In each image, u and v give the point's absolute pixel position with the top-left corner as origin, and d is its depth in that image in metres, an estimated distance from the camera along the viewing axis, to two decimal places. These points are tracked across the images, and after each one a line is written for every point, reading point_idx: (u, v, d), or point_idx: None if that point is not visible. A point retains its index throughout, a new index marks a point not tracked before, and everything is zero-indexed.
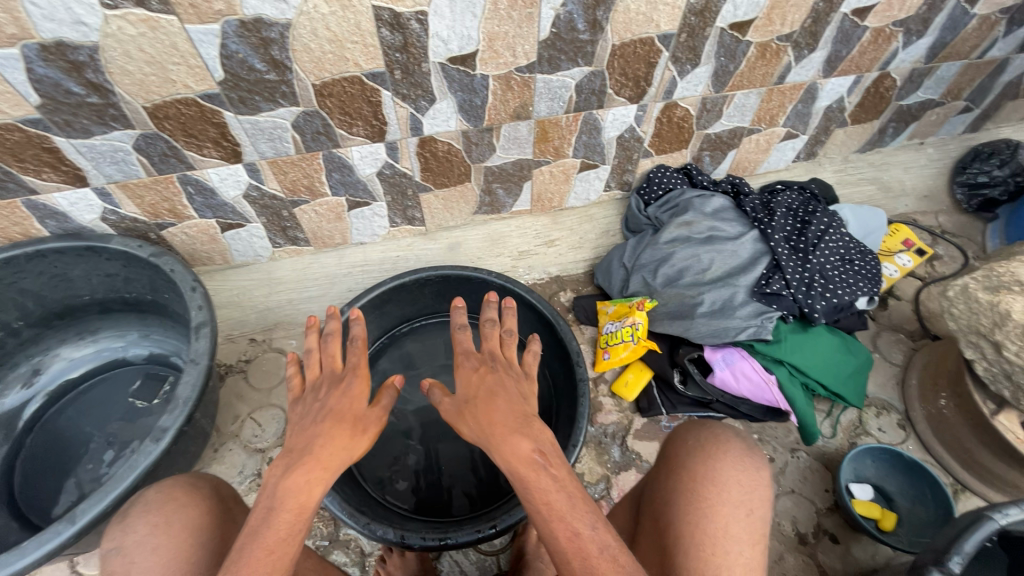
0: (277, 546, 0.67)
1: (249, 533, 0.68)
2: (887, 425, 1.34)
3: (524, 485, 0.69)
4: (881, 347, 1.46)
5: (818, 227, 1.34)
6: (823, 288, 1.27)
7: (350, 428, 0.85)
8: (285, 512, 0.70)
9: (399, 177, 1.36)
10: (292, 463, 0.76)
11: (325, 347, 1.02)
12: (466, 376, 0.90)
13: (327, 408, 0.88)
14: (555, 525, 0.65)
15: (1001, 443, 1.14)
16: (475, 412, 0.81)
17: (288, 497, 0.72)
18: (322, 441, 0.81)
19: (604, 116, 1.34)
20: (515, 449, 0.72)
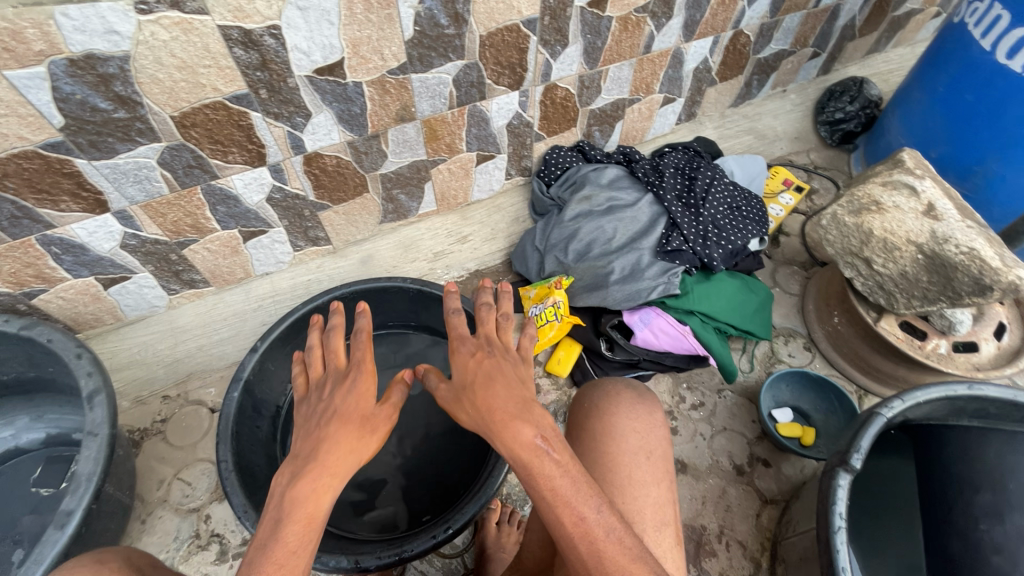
0: (286, 560, 0.60)
1: (256, 550, 0.61)
2: (796, 350, 1.47)
3: (526, 469, 0.63)
4: (780, 280, 1.58)
5: (704, 181, 1.44)
6: (718, 237, 1.36)
7: (357, 428, 0.79)
8: (293, 525, 0.63)
9: (291, 200, 1.31)
10: (299, 470, 0.70)
11: (327, 344, 0.96)
12: (462, 364, 0.80)
13: (332, 409, 0.81)
14: (558, 512, 0.60)
15: (886, 344, 1.27)
16: (480, 395, 0.72)
17: (296, 508, 0.65)
18: (330, 445, 0.74)
19: (489, 106, 1.35)
20: (512, 437, 0.65)
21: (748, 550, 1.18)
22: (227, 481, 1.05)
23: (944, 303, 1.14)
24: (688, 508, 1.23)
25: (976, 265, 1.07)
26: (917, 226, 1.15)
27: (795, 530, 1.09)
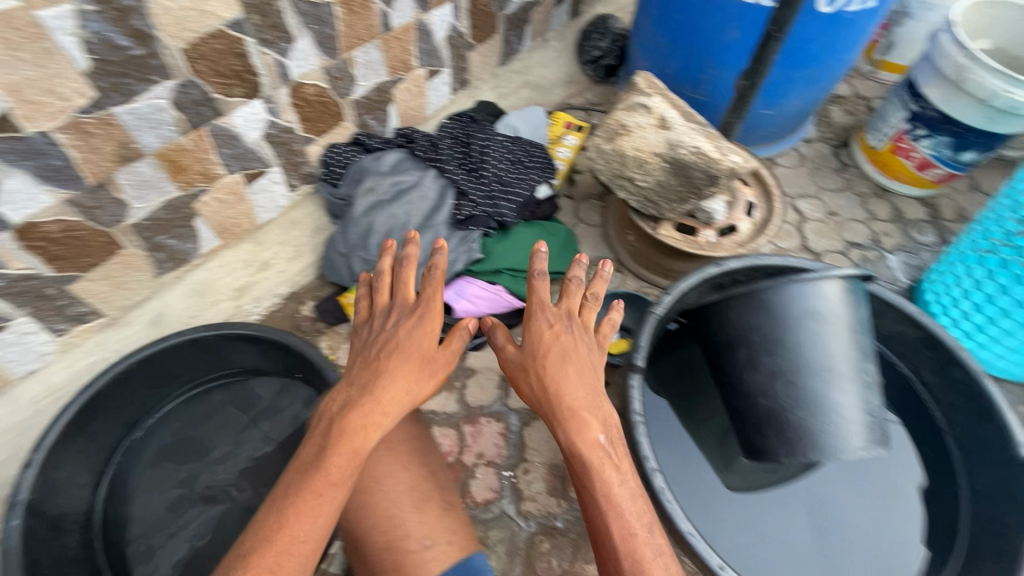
0: (323, 491, 0.77)
1: (301, 476, 0.79)
2: (610, 274, 1.59)
3: (590, 460, 0.79)
4: (582, 216, 1.70)
5: (480, 144, 1.48)
6: (506, 193, 1.41)
7: (417, 367, 0.91)
8: (338, 457, 0.80)
9: (21, 283, 1.12)
10: (352, 404, 0.86)
11: (400, 273, 1.03)
12: (545, 337, 0.89)
13: (395, 342, 0.93)
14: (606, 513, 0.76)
15: (668, 247, 1.42)
16: (549, 375, 0.86)
17: (343, 441, 0.81)
18: (387, 381, 0.88)
19: (232, 122, 1.25)
20: (583, 435, 0.80)
21: None
22: None
23: (694, 199, 1.30)
24: (547, 449, 1.30)
25: (703, 160, 1.23)
26: (656, 139, 1.30)
27: None
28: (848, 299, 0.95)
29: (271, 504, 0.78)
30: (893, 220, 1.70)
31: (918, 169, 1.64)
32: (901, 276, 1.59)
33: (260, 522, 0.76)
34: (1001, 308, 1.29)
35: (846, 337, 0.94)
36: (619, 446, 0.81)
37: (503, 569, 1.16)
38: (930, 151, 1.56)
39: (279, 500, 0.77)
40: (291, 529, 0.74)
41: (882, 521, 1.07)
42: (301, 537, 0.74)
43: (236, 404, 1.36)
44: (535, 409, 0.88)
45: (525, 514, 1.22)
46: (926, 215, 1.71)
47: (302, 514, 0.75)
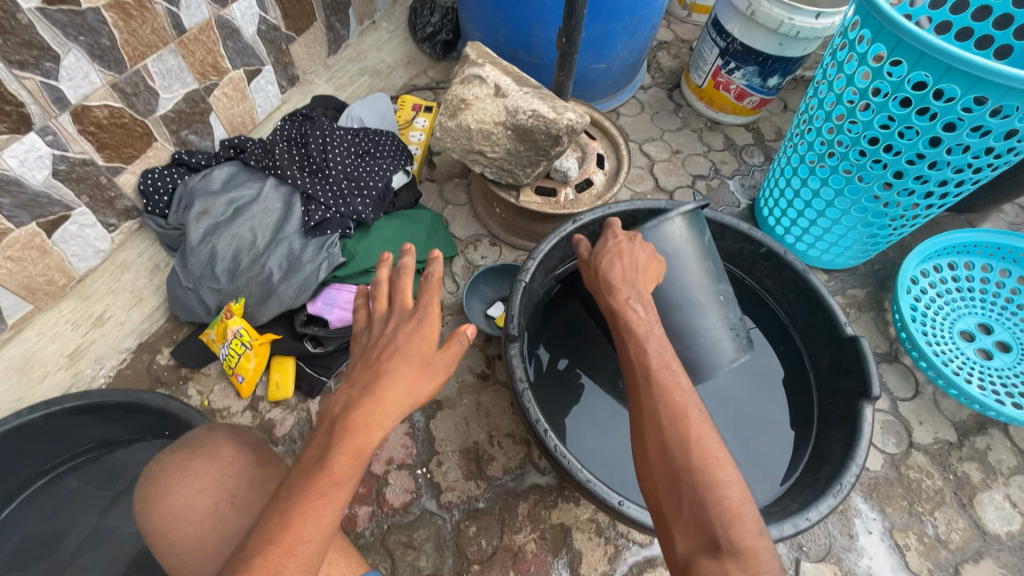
0: (328, 491, 0.70)
1: (305, 475, 0.72)
2: (486, 250, 1.59)
3: (628, 322, 0.81)
4: (448, 197, 1.68)
5: (318, 141, 1.38)
6: (358, 189, 1.35)
7: (420, 365, 0.80)
8: (342, 456, 0.73)
9: None
10: (354, 395, 0.78)
11: (395, 278, 0.89)
12: (609, 245, 0.90)
13: (394, 342, 0.82)
14: (632, 365, 0.77)
15: (533, 213, 1.45)
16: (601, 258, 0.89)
17: (345, 440, 0.74)
18: (389, 381, 0.78)
19: (4, 164, 1.04)
20: (617, 298, 0.84)
21: (517, 436, 1.29)
22: None
23: (544, 161, 1.32)
24: (456, 436, 1.29)
25: (542, 122, 1.24)
26: (495, 109, 1.29)
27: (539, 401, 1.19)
28: (689, 228, 1.02)
29: (272, 507, 0.71)
30: (727, 148, 1.87)
31: (738, 99, 1.80)
32: (741, 198, 1.77)
33: (261, 528, 0.69)
34: (817, 210, 1.47)
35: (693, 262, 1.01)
36: (651, 311, 0.83)
37: (435, 565, 1.14)
38: (743, 81, 1.72)
39: (279, 502, 0.70)
40: (293, 531, 0.68)
41: (767, 412, 1.14)
42: (303, 536, 0.68)
43: (94, 482, 1.19)
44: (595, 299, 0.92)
45: (446, 506, 1.21)
46: (752, 139, 1.89)
47: (305, 515, 0.69)
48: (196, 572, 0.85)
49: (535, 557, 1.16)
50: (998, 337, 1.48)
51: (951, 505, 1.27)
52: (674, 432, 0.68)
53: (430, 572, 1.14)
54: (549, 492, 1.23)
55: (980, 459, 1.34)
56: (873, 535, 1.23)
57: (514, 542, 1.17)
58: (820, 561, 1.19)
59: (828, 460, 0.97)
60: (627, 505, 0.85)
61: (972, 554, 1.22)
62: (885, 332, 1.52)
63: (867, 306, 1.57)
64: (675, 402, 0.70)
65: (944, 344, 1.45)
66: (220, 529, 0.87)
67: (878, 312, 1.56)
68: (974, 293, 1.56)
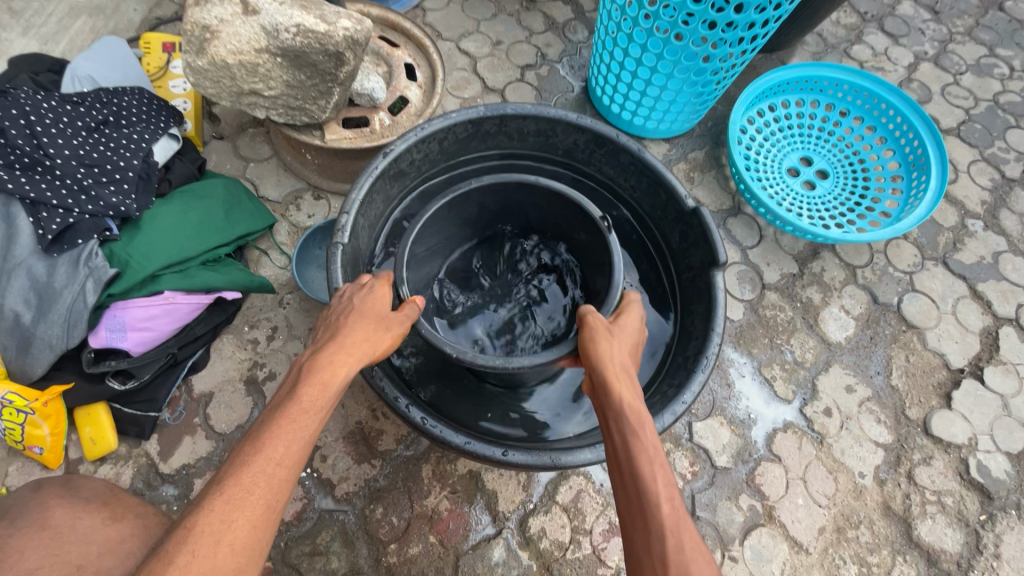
0: (300, 417, 0.62)
1: (284, 410, 0.62)
2: (312, 206, 1.35)
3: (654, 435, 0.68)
4: (247, 153, 1.38)
5: (20, 122, 1.03)
6: (102, 176, 1.05)
7: (373, 322, 0.74)
8: (310, 387, 0.64)
9: None
10: (319, 348, 0.70)
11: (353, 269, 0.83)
12: (627, 331, 0.81)
13: (347, 307, 0.75)
14: (660, 502, 0.61)
15: (349, 150, 1.22)
16: (621, 348, 0.77)
17: (314, 375, 0.66)
18: (346, 332, 0.71)
19: None
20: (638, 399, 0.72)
21: None
22: None
23: (336, 88, 1.10)
24: (335, 423, 1.16)
25: (313, 40, 1.01)
26: (251, 32, 1.01)
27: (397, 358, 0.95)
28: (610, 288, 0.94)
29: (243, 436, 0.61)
30: (549, 28, 1.72)
31: None
32: (574, 82, 1.66)
33: (233, 459, 0.59)
34: (644, 79, 1.41)
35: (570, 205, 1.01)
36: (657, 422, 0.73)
37: (349, 562, 1.06)
38: None
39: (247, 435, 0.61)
40: (267, 452, 0.58)
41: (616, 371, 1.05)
42: (279, 459, 0.59)
43: None
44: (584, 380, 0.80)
45: (344, 498, 1.10)
46: (571, 13, 1.76)
47: (277, 437, 0.60)
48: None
49: (451, 513, 1.12)
50: (818, 167, 1.60)
51: (802, 330, 1.42)
52: None
53: (347, 570, 1.06)
54: None
55: (818, 281, 1.48)
56: (746, 377, 1.34)
57: (427, 507, 1.11)
58: (707, 417, 1.28)
59: (694, 335, 0.99)
60: (512, 454, 0.79)
61: (823, 365, 1.38)
62: (725, 187, 1.58)
63: (708, 166, 1.61)
64: (702, 558, 0.58)
65: (776, 184, 1.54)
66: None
67: (718, 169, 1.60)
68: (794, 128, 1.65)
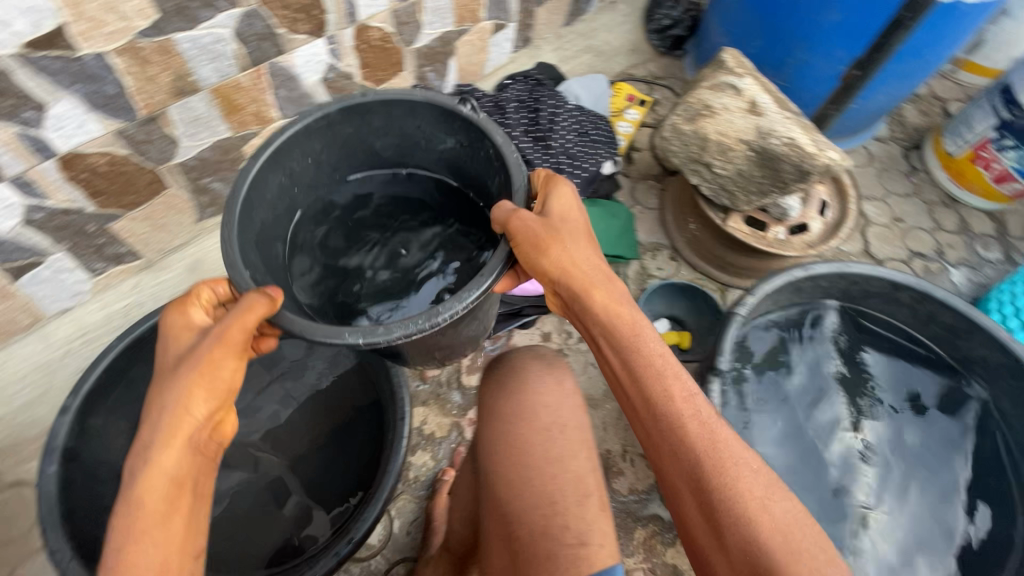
0: (151, 531, 0.58)
1: (113, 550, 0.57)
2: (663, 262, 1.51)
3: (635, 346, 0.74)
4: (639, 198, 1.62)
5: (549, 110, 1.44)
6: (572, 166, 1.36)
7: (208, 368, 0.63)
8: (153, 488, 0.59)
9: (62, 216, 1.03)
10: (140, 453, 0.60)
11: (173, 320, 0.70)
12: (555, 227, 0.78)
13: (178, 370, 0.64)
14: (685, 421, 0.68)
15: (739, 241, 1.34)
16: (559, 258, 0.76)
17: (137, 492, 0.59)
18: (159, 424, 0.61)
19: (292, 61, 1.15)
20: (606, 311, 0.76)
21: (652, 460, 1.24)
22: (68, 574, 0.86)
23: (775, 193, 1.23)
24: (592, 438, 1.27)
25: (796, 153, 1.14)
26: (744, 124, 1.21)
27: None
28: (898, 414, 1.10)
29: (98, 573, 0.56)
30: (960, 232, 1.63)
31: (996, 182, 1.56)
32: (962, 292, 1.54)
33: None
34: None
35: (408, 99, 0.94)
36: (640, 325, 0.75)
37: None
38: (1012, 163, 1.48)
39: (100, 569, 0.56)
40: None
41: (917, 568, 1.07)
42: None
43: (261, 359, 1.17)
44: (555, 295, 0.83)
45: None
46: (993, 230, 1.64)
47: (140, 550, 0.57)
48: (531, 440, 0.81)
49: None
50: None
51: None
52: (743, 530, 0.61)
53: None
54: (671, 529, 1.18)
55: None
56: None
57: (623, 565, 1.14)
58: None
59: None
60: None
61: None
62: None
63: None
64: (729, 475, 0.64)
65: None
66: (536, 433, 0.82)
67: None
68: None
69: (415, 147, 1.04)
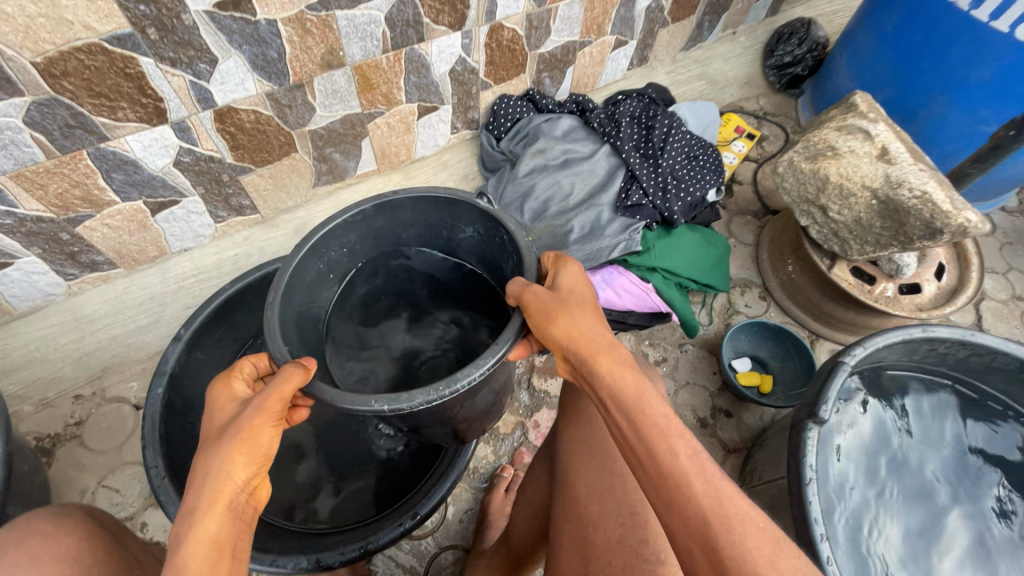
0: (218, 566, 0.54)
1: None
2: (752, 300, 1.47)
3: (646, 419, 0.63)
4: (735, 231, 1.58)
5: (662, 129, 1.44)
6: (677, 189, 1.36)
7: (253, 434, 0.61)
8: (199, 545, 0.54)
9: (204, 163, 1.12)
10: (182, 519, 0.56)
11: (216, 392, 0.69)
12: (563, 303, 0.72)
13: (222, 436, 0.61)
14: (689, 479, 0.58)
15: (842, 292, 1.28)
16: (568, 329, 0.69)
17: (179, 556, 0.53)
18: (201, 491, 0.57)
19: (428, 50, 1.21)
20: (611, 380, 0.67)
21: None
22: (159, 490, 0.91)
23: (894, 247, 1.17)
24: None
25: (928, 209, 1.07)
26: (871, 171, 1.14)
27: (761, 478, 1.08)
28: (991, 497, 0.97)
29: None
30: None
31: None
32: None
33: None
34: None
35: (430, 194, 0.90)
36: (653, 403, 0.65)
37: None
38: None
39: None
40: None
41: None
42: None
43: None
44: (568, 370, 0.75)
45: None
46: None
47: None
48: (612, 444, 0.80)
49: None
50: None
51: None
52: None
53: None
54: None
55: None
56: None
57: None
58: None
59: None
60: None
61: None
62: None
63: None
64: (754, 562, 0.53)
65: None
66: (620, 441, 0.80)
67: None
68: None
69: (438, 237, 0.98)
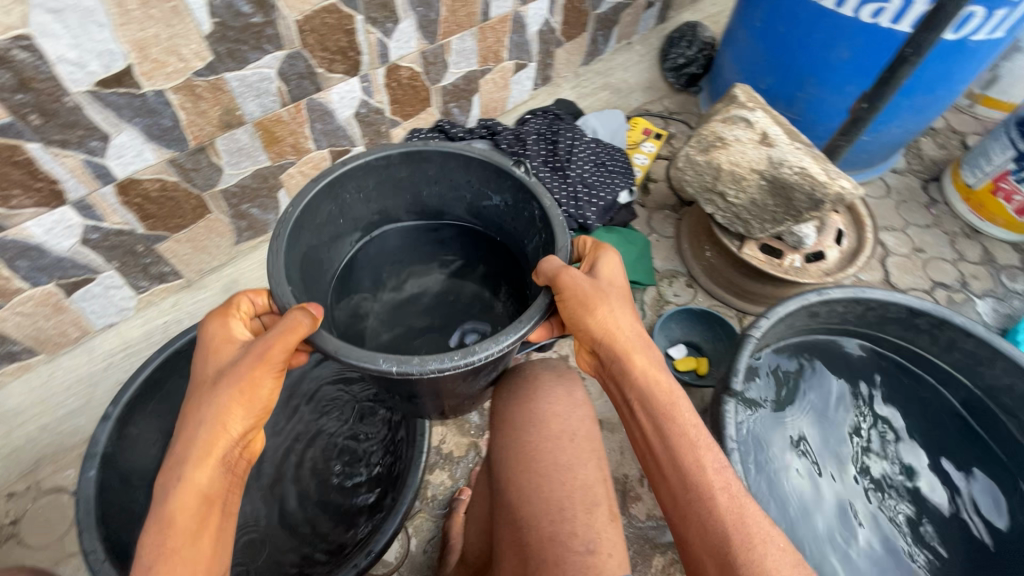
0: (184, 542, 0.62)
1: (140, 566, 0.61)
2: (680, 288, 1.54)
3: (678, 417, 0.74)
4: (655, 226, 1.66)
5: (567, 142, 1.52)
6: (589, 196, 1.44)
7: (247, 386, 0.68)
8: (181, 510, 0.63)
9: (115, 237, 1.12)
10: (166, 476, 0.65)
11: (206, 332, 0.75)
12: (605, 295, 0.78)
13: (217, 381, 0.69)
14: (716, 493, 0.69)
15: (754, 268, 1.36)
16: (611, 321, 0.77)
17: (169, 504, 0.63)
18: (194, 436, 0.66)
19: (329, 97, 1.25)
20: (646, 376, 0.77)
21: None
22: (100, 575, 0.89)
23: (788, 222, 1.26)
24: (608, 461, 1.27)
25: (808, 181, 1.18)
26: (756, 155, 1.25)
27: None
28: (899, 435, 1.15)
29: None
30: (983, 263, 1.62)
31: (1018, 212, 1.56)
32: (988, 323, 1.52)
33: None
34: None
35: (464, 153, 0.95)
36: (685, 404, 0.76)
37: None
38: None
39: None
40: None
41: None
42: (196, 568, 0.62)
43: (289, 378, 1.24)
44: (592, 351, 0.82)
45: None
46: (1018, 262, 1.63)
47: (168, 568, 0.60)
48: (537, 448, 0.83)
49: None
50: None
51: None
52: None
53: None
54: None
55: None
56: None
57: None
58: None
59: None
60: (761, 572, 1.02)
61: None
62: None
63: None
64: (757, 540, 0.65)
65: None
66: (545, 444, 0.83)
67: None
68: None
69: (457, 200, 1.05)
